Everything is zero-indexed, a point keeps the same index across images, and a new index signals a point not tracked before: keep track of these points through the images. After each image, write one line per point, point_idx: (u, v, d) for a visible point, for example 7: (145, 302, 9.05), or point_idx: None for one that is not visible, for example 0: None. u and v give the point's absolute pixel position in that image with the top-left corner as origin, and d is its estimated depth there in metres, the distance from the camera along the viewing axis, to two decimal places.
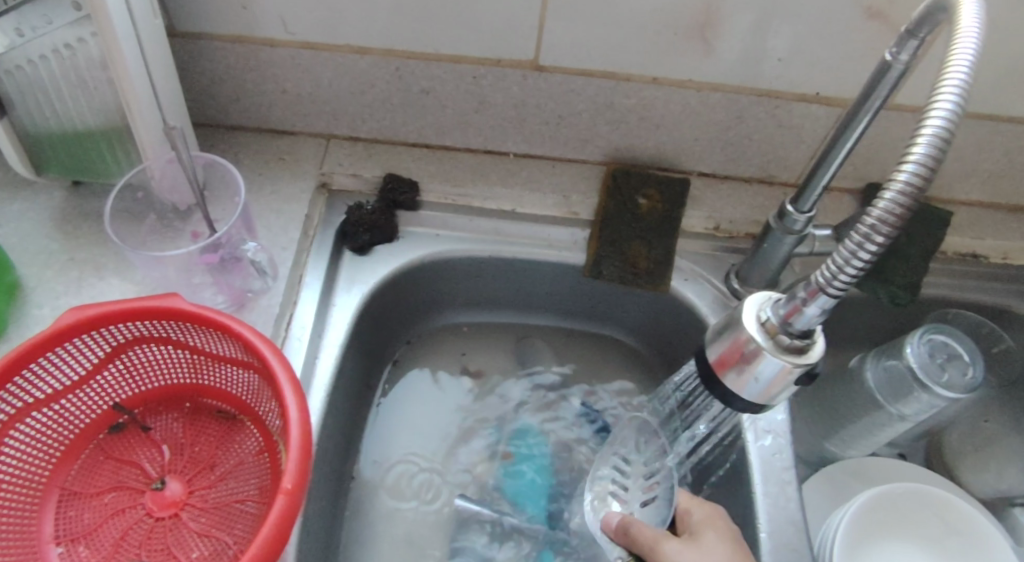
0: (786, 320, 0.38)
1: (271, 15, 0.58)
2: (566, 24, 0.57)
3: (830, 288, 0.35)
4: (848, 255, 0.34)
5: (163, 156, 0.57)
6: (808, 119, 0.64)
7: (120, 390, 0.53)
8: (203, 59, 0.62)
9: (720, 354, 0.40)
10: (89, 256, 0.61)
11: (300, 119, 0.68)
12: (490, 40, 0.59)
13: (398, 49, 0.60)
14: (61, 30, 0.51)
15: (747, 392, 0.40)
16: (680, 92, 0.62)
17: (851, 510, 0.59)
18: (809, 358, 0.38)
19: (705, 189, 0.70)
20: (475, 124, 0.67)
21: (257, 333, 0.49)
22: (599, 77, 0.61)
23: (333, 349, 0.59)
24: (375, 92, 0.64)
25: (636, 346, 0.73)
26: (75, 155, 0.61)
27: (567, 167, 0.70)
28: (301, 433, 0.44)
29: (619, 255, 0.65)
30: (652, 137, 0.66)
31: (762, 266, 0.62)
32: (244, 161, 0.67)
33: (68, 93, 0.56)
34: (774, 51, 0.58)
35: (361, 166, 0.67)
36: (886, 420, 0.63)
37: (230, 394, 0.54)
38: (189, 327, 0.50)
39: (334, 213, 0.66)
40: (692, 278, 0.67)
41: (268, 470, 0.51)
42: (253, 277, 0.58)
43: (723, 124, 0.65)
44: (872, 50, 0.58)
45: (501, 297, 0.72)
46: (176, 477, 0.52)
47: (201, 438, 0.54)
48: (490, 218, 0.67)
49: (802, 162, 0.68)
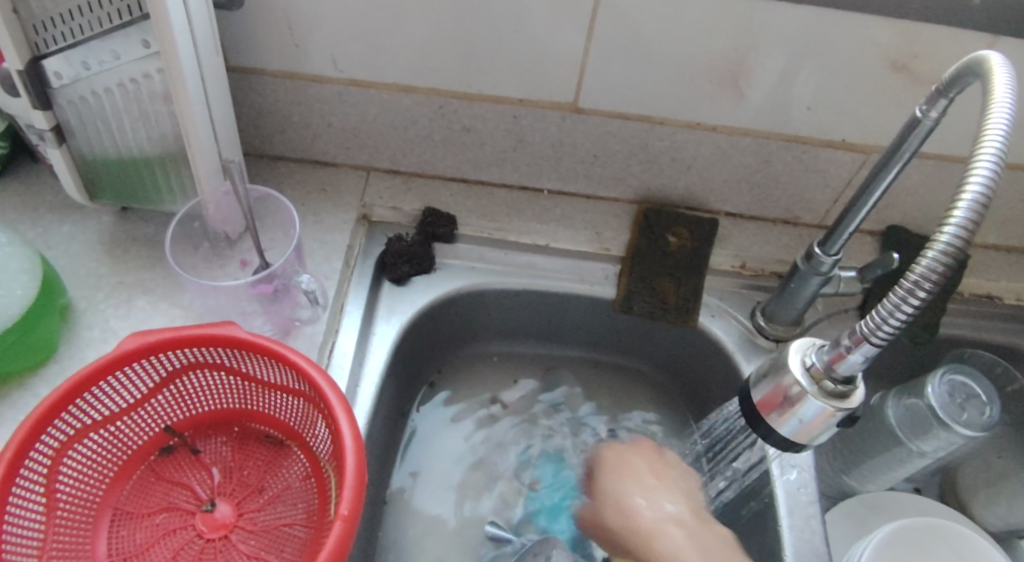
0: (831, 365, 0.39)
1: (323, 54, 0.61)
2: (605, 69, 0.60)
3: (874, 338, 0.37)
4: (892, 307, 0.36)
5: (218, 189, 0.59)
6: (832, 163, 0.67)
7: (171, 413, 0.55)
8: (255, 92, 0.65)
9: (763, 396, 0.42)
10: (138, 280, 0.63)
11: (343, 152, 0.70)
12: (530, 82, 0.62)
13: (442, 89, 0.63)
14: (129, 65, 0.53)
15: (788, 432, 0.41)
16: (710, 135, 0.65)
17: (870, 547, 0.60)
18: (850, 402, 0.40)
19: (731, 229, 0.72)
20: (511, 161, 0.69)
21: (311, 362, 0.51)
22: (634, 119, 0.64)
23: (372, 377, 0.60)
24: (417, 129, 0.67)
25: (661, 379, 0.75)
26: (128, 182, 0.63)
27: (599, 205, 0.72)
28: (356, 461, 0.46)
29: (649, 291, 0.68)
30: (681, 178, 0.69)
31: (787, 304, 0.65)
32: (288, 191, 0.69)
33: (128, 125, 0.58)
34: (801, 99, 0.61)
35: (401, 200, 0.70)
36: (906, 456, 0.64)
37: (278, 420, 0.55)
38: (243, 354, 0.52)
39: (374, 244, 0.68)
40: (719, 315, 0.69)
41: (316, 495, 0.53)
42: (302, 307, 0.59)
43: (751, 167, 0.68)
44: (895, 101, 0.61)
45: (530, 328, 0.74)
46: (225, 500, 0.53)
47: (249, 463, 0.55)
48: (524, 252, 0.70)
49: (826, 204, 0.71)
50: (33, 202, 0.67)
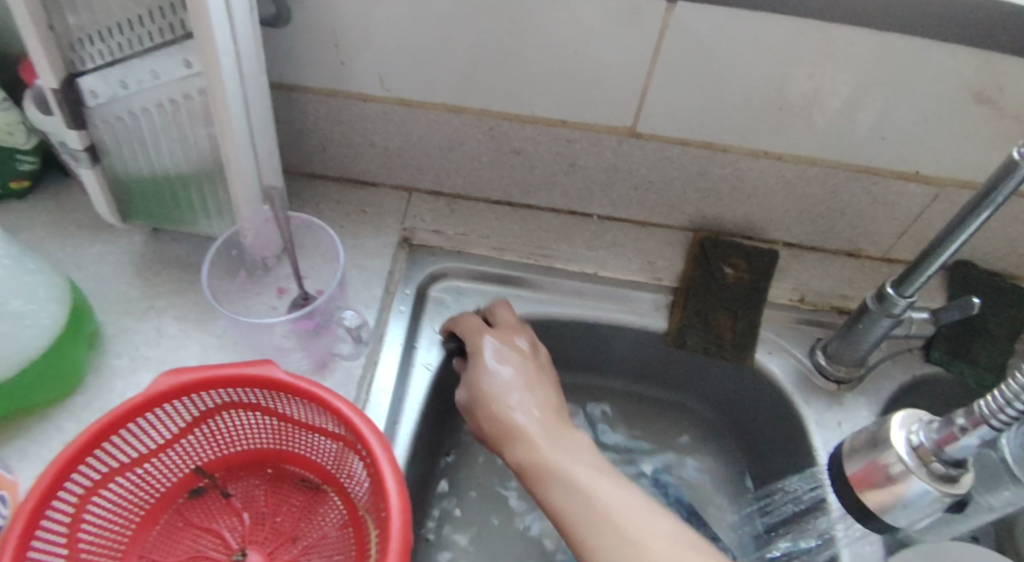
0: (941, 446, 0.38)
1: (370, 71, 0.57)
2: (670, 94, 0.56)
3: (993, 421, 0.34)
4: (1013, 394, 0.33)
5: (258, 216, 0.55)
6: (903, 195, 0.63)
7: (202, 453, 0.52)
8: (295, 109, 0.61)
9: (858, 471, 0.41)
10: (170, 304, 0.60)
11: (383, 171, 0.66)
12: (588, 105, 0.58)
13: (494, 110, 0.59)
14: (169, 85, 0.50)
15: (886, 513, 0.40)
16: (776, 164, 0.61)
17: None
18: (959, 487, 0.39)
19: (791, 260, 0.68)
20: (561, 185, 0.65)
21: (353, 407, 0.47)
22: (696, 146, 0.60)
23: (412, 414, 0.57)
24: (465, 150, 0.63)
25: (712, 418, 0.71)
26: (162, 202, 0.60)
27: (652, 232, 0.68)
28: (402, 520, 0.43)
29: (703, 326, 0.63)
30: (741, 207, 0.65)
31: (853, 345, 0.61)
32: (326, 212, 0.65)
33: (165, 145, 0.55)
34: (877, 130, 0.57)
35: (444, 222, 0.66)
36: (974, 509, 0.61)
37: (314, 463, 0.52)
38: (281, 396, 0.49)
39: (415, 269, 0.64)
40: (776, 352, 0.65)
41: (354, 545, 0.50)
42: (341, 342, 0.56)
43: (818, 198, 0.64)
44: (981, 134, 0.57)
45: (572, 360, 0.70)
46: (256, 549, 0.50)
47: (283, 508, 0.52)
48: (573, 280, 0.65)
49: (891, 237, 0.67)
50: (61, 219, 0.64)
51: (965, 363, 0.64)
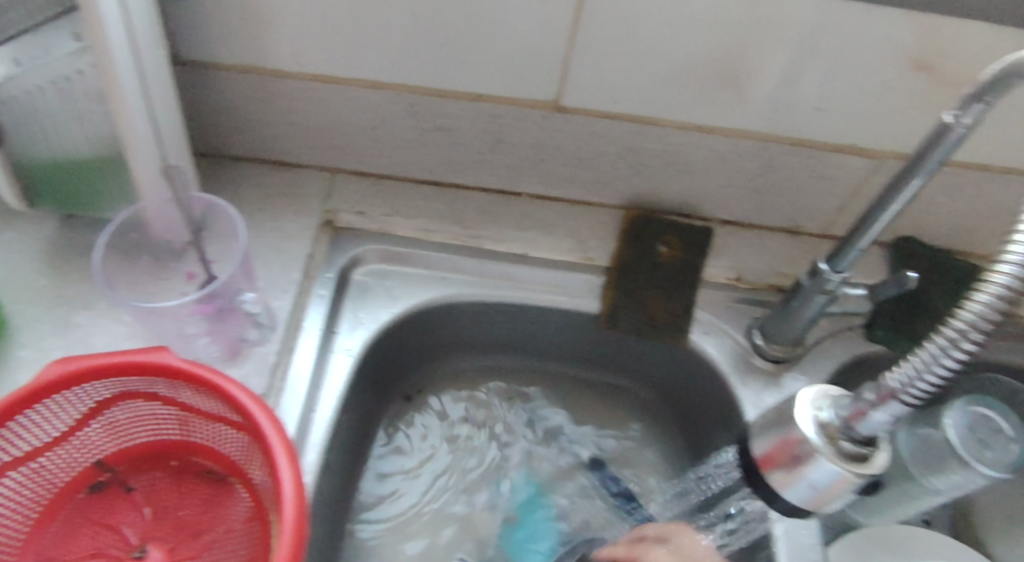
0: (850, 424, 0.35)
1: (281, 46, 0.55)
2: (594, 65, 0.54)
3: (905, 395, 0.32)
4: (930, 361, 0.31)
5: (160, 196, 0.53)
6: (842, 169, 0.60)
7: (102, 446, 0.49)
8: (207, 87, 0.59)
9: (768, 450, 0.38)
10: (79, 293, 0.57)
11: (306, 151, 0.64)
12: (511, 79, 0.56)
13: (413, 86, 0.57)
14: (61, 61, 0.48)
15: (794, 495, 0.37)
16: (710, 138, 0.59)
17: None
18: (873, 468, 0.35)
19: (728, 237, 0.66)
20: (489, 163, 0.63)
21: (251, 393, 0.45)
22: (625, 119, 0.58)
23: (331, 400, 0.55)
24: (387, 128, 0.61)
25: (649, 397, 0.69)
26: (68, 187, 0.57)
27: (586, 211, 0.66)
28: (296, 509, 0.41)
29: (636, 305, 0.62)
30: (675, 183, 0.63)
31: (788, 322, 0.59)
32: (244, 195, 0.63)
33: (64, 125, 0.52)
34: (812, 101, 0.55)
35: (367, 204, 0.64)
36: (919, 493, 0.57)
37: (220, 454, 0.50)
38: (178, 384, 0.47)
39: (337, 252, 0.62)
40: (712, 332, 0.63)
41: (259, 539, 0.47)
42: (248, 327, 0.54)
43: (753, 172, 0.61)
44: (918, 104, 0.55)
45: (509, 343, 0.68)
46: (158, 545, 0.48)
47: (187, 501, 0.50)
48: (502, 262, 0.64)
49: (832, 212, 0.65)
50: None
51: (907, 340, 0.62)
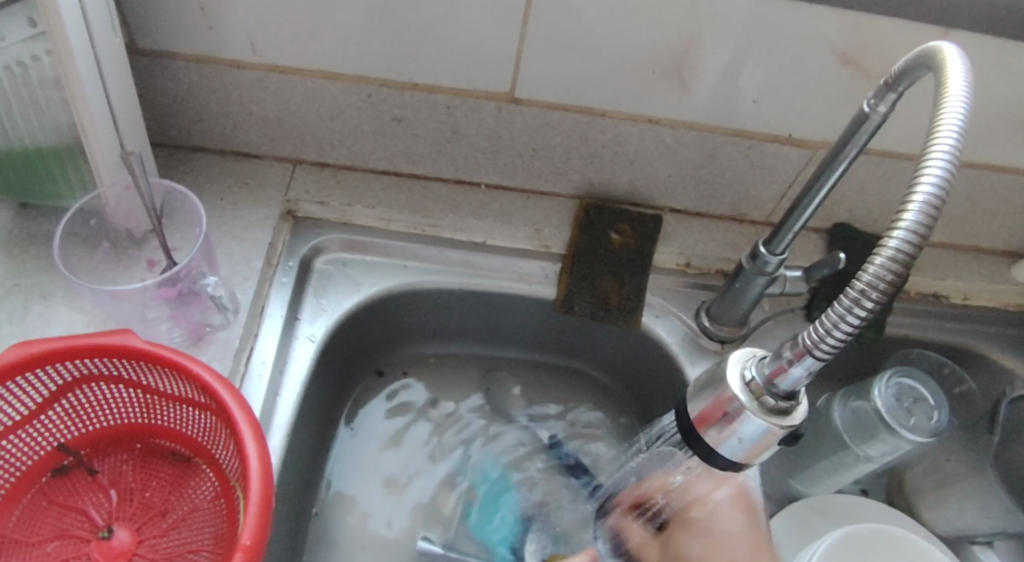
0: (772, 380, 0.39)
1: (239, 36, 0.56)
2: (544, 55, 0.56)
3: (817, 350, 0.36)
4: (836, 319, 0.35)
5: (120, 183, 0.54)
6: (779, 159, 0.64)
7: (66, 430, 0.50)
8: (166, 78, 0.60)
9: (702, 410, 0.41)
10: (36, 282, 0.57)
11: (266, 142, 0.65)
12: (465, 71, 0.58)
13: (370, 77, 0.59)
14: (15, 46, 0.48)
15: (727, 450, 0.41)
16: (656, 128, 0.62)
17: (825, 542, 0.58)
18: (793, 419, 0.39)
19: (677, 225, 0.70)
20: (447, 153, 0.65)
21: (215, 373, 0.46)
22: (575, 111, 0.61)
23: (295, 385, 0.56)
24: (346, 119, 0.62)
25: (605, 381, 0.72)
26: (24, 175, 0.57)
27: (540, 201, 0.69)
28: (261, 484, 0.42)
29: (591, 290, 0.65)
30: (625, 173, 0.66)
31: (732, 305, 0.62)
32: (205, 186, 0.65)
33: (19, 111, 0.52)
34: (748, 92, 0.58)
35: (328, 194, 0.65)
36: (852, 461, 0.62)
37: (185, 436, 0.51)
38: (142, 365, 0.48)
39: (299, 242, 0.64)
40: (663, 315, 0.66)
41: (224, 517, 0.49)
42: (212, 312, 0.55)
43: (697, 162, 0.65)
44: (845, 96, 0.59)
45: (470, 329, 0.70)
46: (124, 525, 0.49)
47: (152, 483, 0.51)
48: (461, 250, 0.66)
49: (772, 200, 0.69)
50: None
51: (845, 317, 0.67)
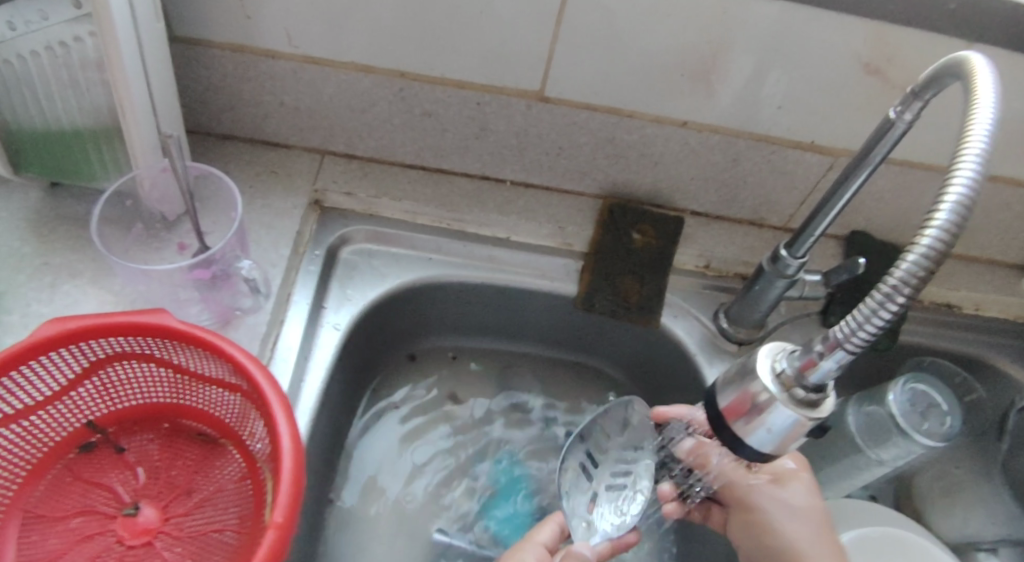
0: (801, 373, 0.40)
1: (276, 26, 0.57)
2: (574, 55, 0.57)
3: (848, 344, 0.36)
4: (867, 315, 0.35)
5: (155, 166, 0.55)
6: (801, 165, 0.65)
7: (94, 408, 0.50)
8: (200, 65, 0.60)
9: (730, 402, 0.42)
10: (66, 262, 0.57)
11: (295, 132, 0.66)
12: (496, 68, 0.59)
13: (402, 70, 0.60)
14: (58, 27, 0.48)
15: (755, 441, 0.41)
16: (681, 131, 0.63)
17: None
18: (820, 412, 0.40)
19: (697, 227, 0.71)
20: (474, 149, 0.66)
21: (246, 353, 0.47)
22: (602, 112, 0.62)
23: (319, 371, 0.56)
24: (376, 111, 0.63)
25: (621, 379, 0.73)
26: (58, 156, 0.58)
27: (562, 198, 0.70)
28: (294, 462, 0.42)
29: (611, 289, 0.66)
30: (648, 174, 0.67)
31: (751, 306, 0.63)
32: (234, 172, 0.66)
33: (59, 92, 0.53)
34: (773, 99, 0.60)
35: (355, 185, 0.66)
36: (865, 464, 0.62)
37: (213, 417, 0.52)
38: (173, 345, 0.48)
39: (325, 231, 0.65)
40: (681, 315, 0.67)
41: (250, 497, 0.49)
42: (243, 295, 0.56)
43: (720, 165, 0.66)
44: (869, 105, 0.60)
45: (488, 324, 0.71)
46: (150, 503, 0.49)
47: (177, 462, 0.51)
48: (485, 245, 0.67)
49: (792, 206, 0.70)
50: None
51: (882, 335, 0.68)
